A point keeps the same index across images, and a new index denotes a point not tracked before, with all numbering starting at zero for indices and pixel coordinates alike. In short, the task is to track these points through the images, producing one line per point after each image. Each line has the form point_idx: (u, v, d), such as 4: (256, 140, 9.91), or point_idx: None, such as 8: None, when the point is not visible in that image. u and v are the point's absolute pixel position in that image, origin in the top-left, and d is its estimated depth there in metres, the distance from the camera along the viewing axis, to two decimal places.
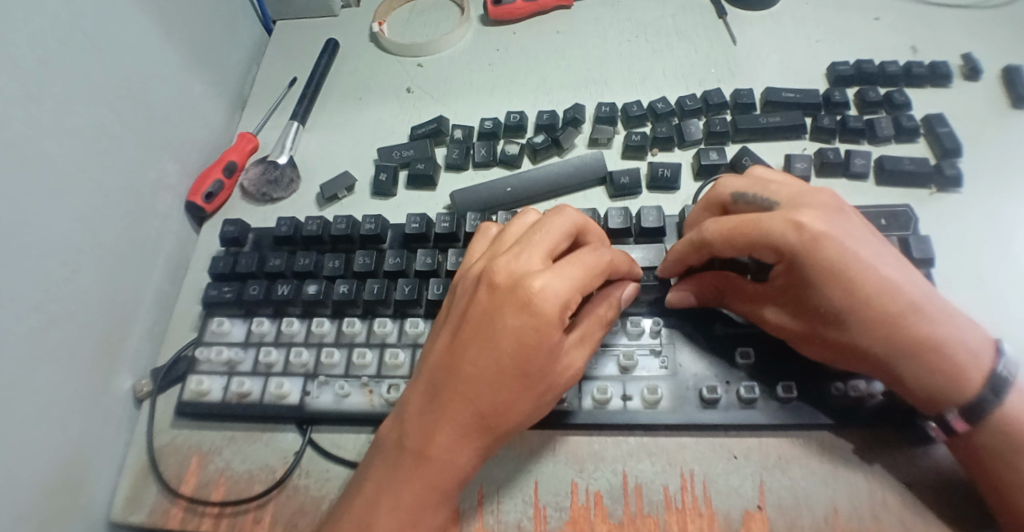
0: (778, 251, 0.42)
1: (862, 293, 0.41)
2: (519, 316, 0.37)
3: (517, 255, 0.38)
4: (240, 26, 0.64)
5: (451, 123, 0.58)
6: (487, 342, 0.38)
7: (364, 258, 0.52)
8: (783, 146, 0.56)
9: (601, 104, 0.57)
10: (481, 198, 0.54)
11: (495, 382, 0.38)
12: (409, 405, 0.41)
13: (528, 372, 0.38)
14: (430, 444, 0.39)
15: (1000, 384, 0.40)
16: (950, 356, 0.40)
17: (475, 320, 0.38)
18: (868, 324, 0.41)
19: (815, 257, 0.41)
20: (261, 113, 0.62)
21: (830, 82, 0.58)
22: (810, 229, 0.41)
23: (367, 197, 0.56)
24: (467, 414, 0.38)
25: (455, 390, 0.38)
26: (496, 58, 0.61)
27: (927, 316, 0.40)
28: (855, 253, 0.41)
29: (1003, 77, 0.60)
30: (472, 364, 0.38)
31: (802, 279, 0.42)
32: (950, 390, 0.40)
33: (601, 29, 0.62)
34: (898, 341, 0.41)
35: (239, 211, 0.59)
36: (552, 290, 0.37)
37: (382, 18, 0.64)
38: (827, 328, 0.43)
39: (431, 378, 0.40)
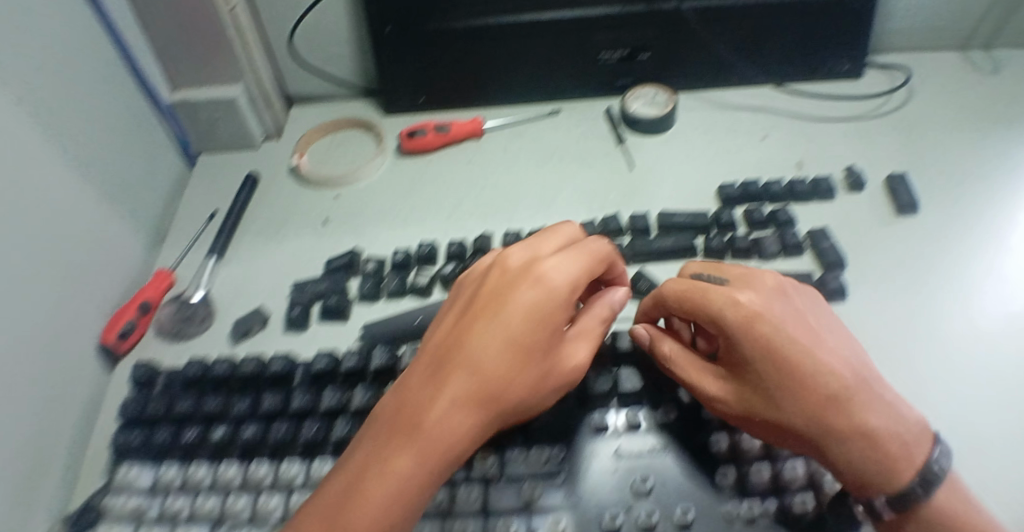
0: (718, 326, 0.47)
1: (792, 369, 0.45)
2: (476, 352, 0.42)
3: (525, 249, 0.47)
4: (160, 163, 0.67)
5: (365, 253, 0.61)
6: (454, 373, 0.42)
7: (272, 399, 0.53)
8: (678, 267, 0.59)
9: (508, 232, 0.60)
10: (389, 331, 0.56)
11: (462, 412, 0.41)
12: (363, 447, 0.41)
13: (489, 398, 0.42)
14: (383, 483, 0.39)
15: (930, 480, 0.44)
16: (886, 445, 0.44)
17: (445, 364, 0.43)
18: (800, 399, 0.45)
19: (752, 329, 0.46)
20: (181, 246, 0.64)
21: (720, 201, 0.62)
22: (745, 306, 0.47)
23: (280, 332, 0.58)
24: (426, 446, 0.40)
25: (423, 421, 0.41)
26: (409, 187, 0.64)
27: (859, 403, 0.45)
28: (787, 331, 0.46)
29: (887, 186, 0.65)
30: (440, 405, 0.41)
31: (741, 354, 0.47)
32: (884, 478, 0.44)
33: (509, 157, 0.65)
34: (833, 426, 0.44)
35: (154, 348, 0.59)
36: (560, 270, 0.44)
37: (302, 150, 0.67)
38: (767, 406, 0.46)
39: (391, 421, 0.42)
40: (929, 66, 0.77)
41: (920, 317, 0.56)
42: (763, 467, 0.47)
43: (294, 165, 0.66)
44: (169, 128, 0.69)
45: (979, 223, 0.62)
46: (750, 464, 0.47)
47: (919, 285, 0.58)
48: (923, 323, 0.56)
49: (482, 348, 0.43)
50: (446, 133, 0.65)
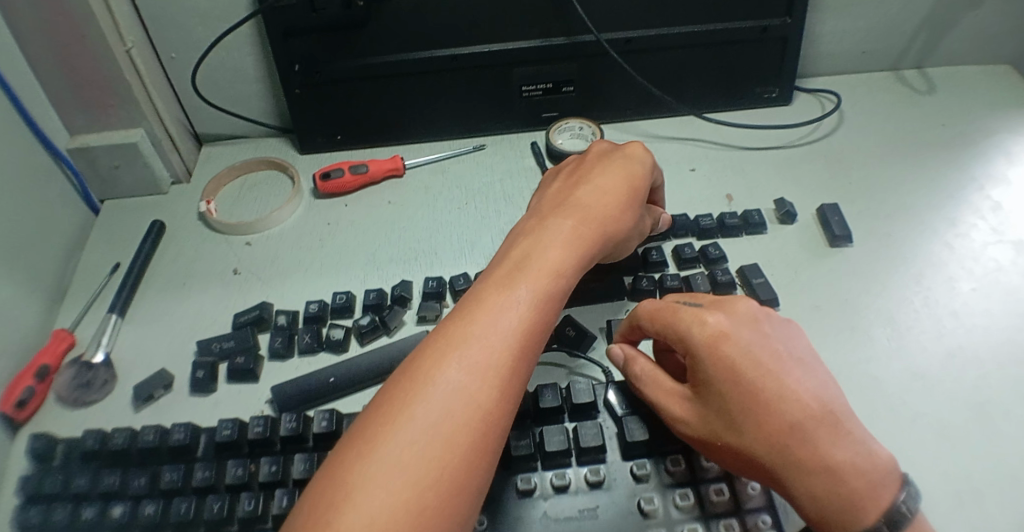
0: (684, 345, 0.46)
1: (756, 391, 0.44)
2: (583, 191, 0.50)
3: (595, 159, 0.54)
4: (61, 214, 0.62)
5: (276, 307, 0.57)
6: (516, 270, 0.43)
7: (171, 474, 0.49)
8: (605, 311, 0.58)
9: (427, 279, 0.57)
10: (303, 391, 0.52)
11: (523, 308, 0.41)
12: (423, 351, 0.39)
13: (546, 294, 0.42)
14: (450, 375, 0.37)
15: (895, 522, 0.41)
16: (848, 481, 0.42)
17: (507, 264, 0.44)
18: (762, 425, 0.43)
19: (717, 353, 0.45)
20: (80, 304, 0.59)
21: (664, 236, 0.60)
22: (713, 326, 0.46)
23: (186, 396, 0.54)
24: (488, 345, 0.38)
25: (481, 317, 0.40)
26: (326, 233, 0.61)
27: (817, 436, 0.43)
28: (755, 356, 0.45)
29: (818, 218, 0.64)
30: (508, 295, 0.41)
31: (703, 375, 0.45)
32: (843, 514, 0.41)
33: (430, 197, 0.62)
34: (790, 456, 0.43)
35: (52, 419, 0.55)
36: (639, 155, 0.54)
37: (211, 195, 0.63)
38: (729, 431, 0.44)
39: (452, 323, 0.40)
40: (862, 88, 0.77)
41: (856, 360, 0.54)
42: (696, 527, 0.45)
43: (201, 211, 0.62)
44: (68, 174, 0.63)
45: (911, 253, 0.61)
46: (682, 525, 0.45)
47: (856, 326, 0.57)
48: (861, 364, 0.54)
49: (593, 194, 0.50)
50: (364, 172, 0.62)
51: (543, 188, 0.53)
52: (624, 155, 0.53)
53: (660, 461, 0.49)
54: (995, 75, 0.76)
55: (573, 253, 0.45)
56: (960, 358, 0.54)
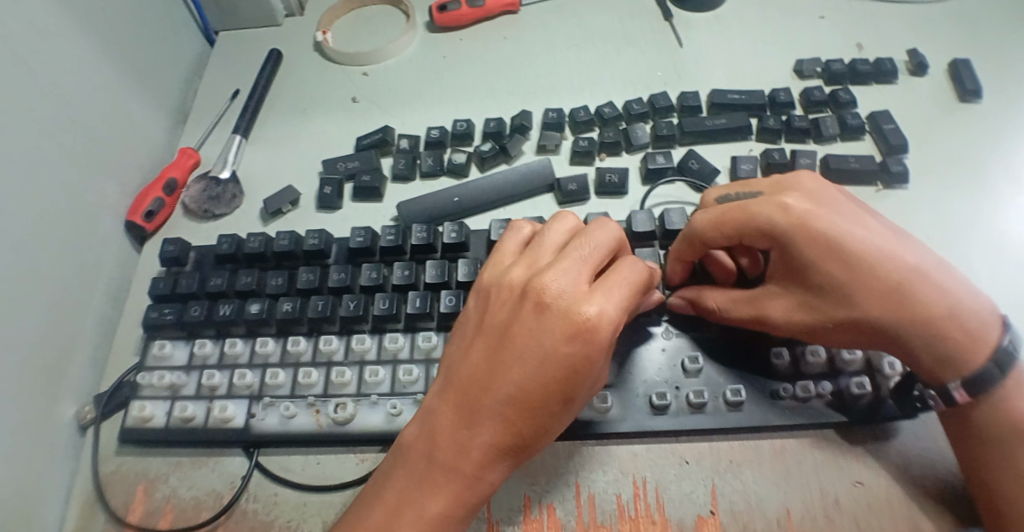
0: (768, 234, 0.42)
1: (860, 265, 0.40)
2: (580, 337, 0.36)
3: (564, 272, 0.37)
4: (178, 38, 0.62)
5: (397, 133, 0.57)
6: (530, 354, 0.36)
7: (308, 274, 0.51)
8: (729, 148, 0.55)
9: (548, 111, 0.56)
10: (428, 209, 0.53)
11: (534, 405, 0.37)
12: (439, 418, 0.38)
13: (567, 383, 0.36)
14: (462, 462, 0.37)
15: (1005, 358, 0.40)
16: (958, 325, 0.40)
17: (520, 331, 0.37)
18: (873, 292, 0.40)
19: (809, 235, 0.40)
20: (203, 127, 0.61)
21: (797, 79, 0.58)
22: (795, 209, 0.41)
23: (312, 211, 0.55)
24: (513, 430, 0.37)
25: (496, 392, 0.37)
26: (442, 65, 0.60)
27: (923, 293, 0.39)
28: (847, 228, 0.40)
29: (950, 72, 0.61)
30: (518, 379, 0.36)
31: (798, 262, 0.41)
32: (959, 360, 0.40)
33: (547, 34, 0.61)
34: (907, 316, 0.40)
35: (181, 229, 0.57)
36: (609, 313, 0.36)
37: (326, 27, 0.62)
38: (837, 307, 0.41)
39: (465, 387, 0.38)
40: None
41: (981, 209, 0.53)
42: (818, 349, 0.45)
43: (318, 42, 0.62)
44: (191, 9, 0.64)
45: None
46: (804, 346, 0.45)
47: (982, 179, 0.55)
48: (986, 213, 0.53)
49: (569, 345, 0.36)
50: (481, 6, 0.61)
51: (516, 307, 0.38)
52: (609, 240, 0.39)
53: None
54: None
55: (620, 319, 0.37)
56: None
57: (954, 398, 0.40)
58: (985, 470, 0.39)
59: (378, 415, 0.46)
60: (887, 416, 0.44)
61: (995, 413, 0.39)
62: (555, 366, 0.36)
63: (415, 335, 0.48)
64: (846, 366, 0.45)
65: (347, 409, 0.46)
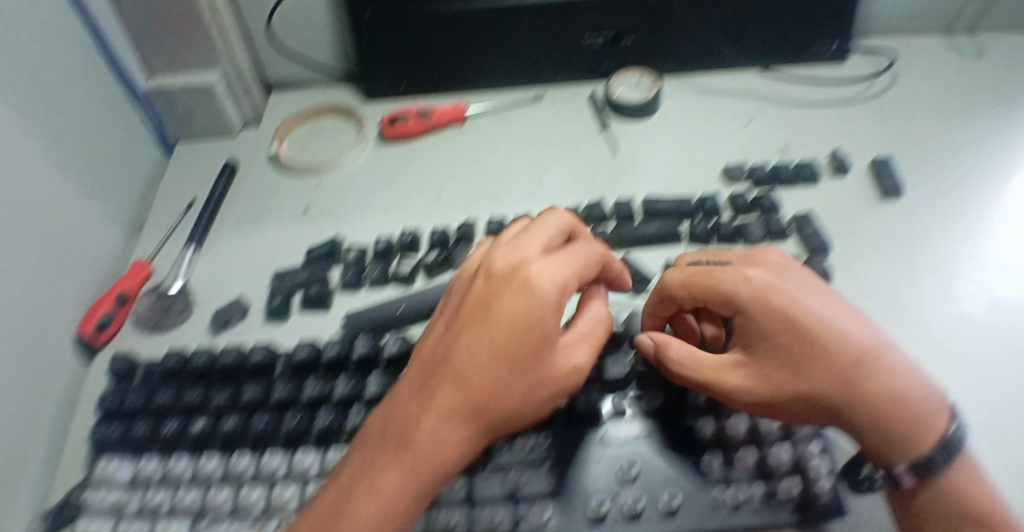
0: (732, 303, 0.46)
1: (818, 341, 0.43)
2: (507, 301, 0.39)
3: (512, 249, 0.42)
4: (136, 151, 0.65)
5: (347, 242, 0.60)
6: (479, 322, 0.39)
7: (253, 390, 0.53)
8: (663, 252, 0.58)
9: (490, 219, 0.59)
10: (373, 317, 0.56)
11: (498, 345, 0.38)
12: (400, 392, 0.40)
13: (484, 408, 0.38)
14: (419, 440, 0.37)
15: (952, 445, 0.43)
16: (905, 408, 0.43)
17: (469, 309, 0.41)
18: (824, 368, 0.43)
19: (768, 307, 0.44)
20: (157, 237, 0.63)
21: (725, 183, 0.62)
22: (759, 282, 0.45)
23: (260, 323, 0.57)
24: (474, 391, 0.38)
25: (419, 413, 0.38)
26: (390, 175, 0.63)
27: (875, 372, 0.43)
28: (793, 298, 0.44)
29: (872, 169, 0.64)
30: (445, 401, 0.38)
31: (757, 333, 0.45)
32: (907, 444, 0.43)
33: (492, 145, 0.65)
34: (857, 395, 0.43)
35: (132, 341, 0.58)
36: (549, 274, 0.40)
37: (282, 136, 0.66)
38: (795, 382, 0.43)
39: (425, 363, 0.40)
40: (914, 51, 0.77)
41: (907, 307, 0.55)
42: (748, 452, 0.46)
43: (272, 153, 0.65)
44: (148, 120, 0.67)
45: (964, 209, 0.62)
46: (735, 450, 0.47)
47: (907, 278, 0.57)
48: (908, 310, 0.55)
49: (517, 299, 0.39)
50: (428, 119, 0.65)
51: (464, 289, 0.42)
52: (560, 217, 0.45)
53: None
54: None
55: (566, 281, 0.40)
56: (1008, 308, 0.54)
57: (901, 479, 0.43)
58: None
59: None
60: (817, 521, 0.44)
61: (948, 496, 0.42)
62: (500, 320, 0.39)
63: None
64: (776, 468, 0.45)
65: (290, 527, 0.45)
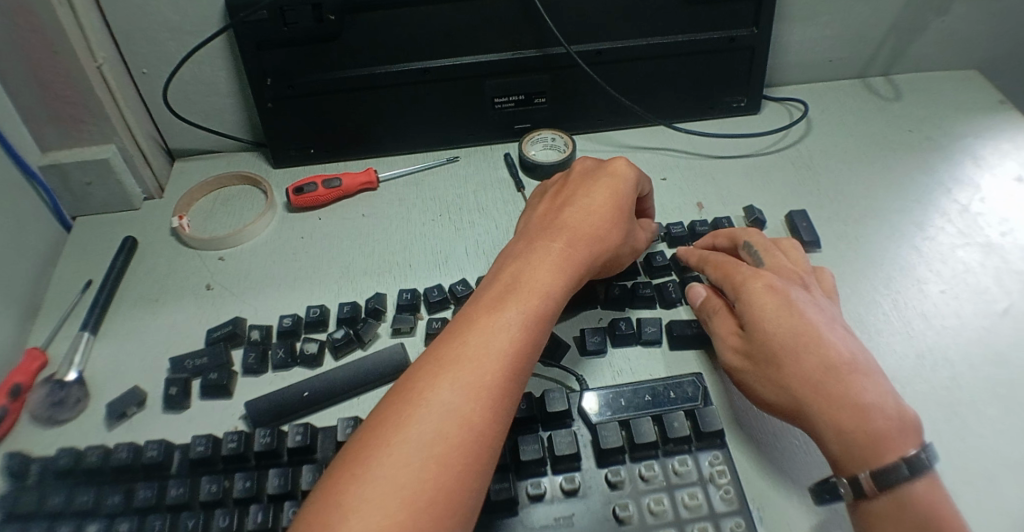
0: (738, 290, 0.50)
1: (804, 336, 0.45)
2: (575, 206, 0.51)
3: (576, 173, 0.55)
4: (32, 230, 0.61)
5: (249, 322, 0.57)
6: (559, 223, 0.50)
7: (146, 491, 0.48)
8: (580, 317, 0.58)
9: (402, 291, 0.58)
10: (276, 406, 0.52)
11: (566, 241, 0.48)
12: (481, 294, 0.46)
13: (538, 322, 0.43)
14: (496, 320, 0.42)
15: (920, 466, 0.40)
16: (870, 420, 0.41)
17: (545, 217, 0.52)
18: (800, 363, 0.44)
19: (759, 300, 0.48)
20: (52, 323, 0.59)
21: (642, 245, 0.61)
22: (767, 278, 0.49)
23: (159, 412, 0.54)
24: (544, 284, 0.45)
25: (487, 325, 0.42)
26: (300, 246, 0.61)
27: (851, 379, 0.43)
28: (794, 300, 0.47)
29: (788, 224, 0.63)
30: (512, 311, 0.43)
31: (748, 315, 0.48)
32: (867, 453, 0.41)
33: (405, 209, 0.63)
34: (825, 391, 0.43)
35: (22, 439, 0.53)
36: (599, 184, 0.53)
37: (183, 211, 0.63)
38: (769, 367, 0.46)
39: (506, 260, 0.49)
40: (828, 97, 0.79)
41: None
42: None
43: (174, 227, 0.62)
44: (43, 196, 0.63)
45: (881, 259, 0.62)
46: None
47: None
48: None
49: (580, 212, 0.51)
50: (338, 186, 0.63)
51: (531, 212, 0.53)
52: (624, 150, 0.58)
53: (665, 462, 0.48)
54: (962, 83, 0.79)
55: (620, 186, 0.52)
56: (930, 360, 0.54)
57: (864, 490, 0.40)
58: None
59: None
60: None
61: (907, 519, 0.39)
62: (569, 221, 0.50)
63: None
64: None
65: None
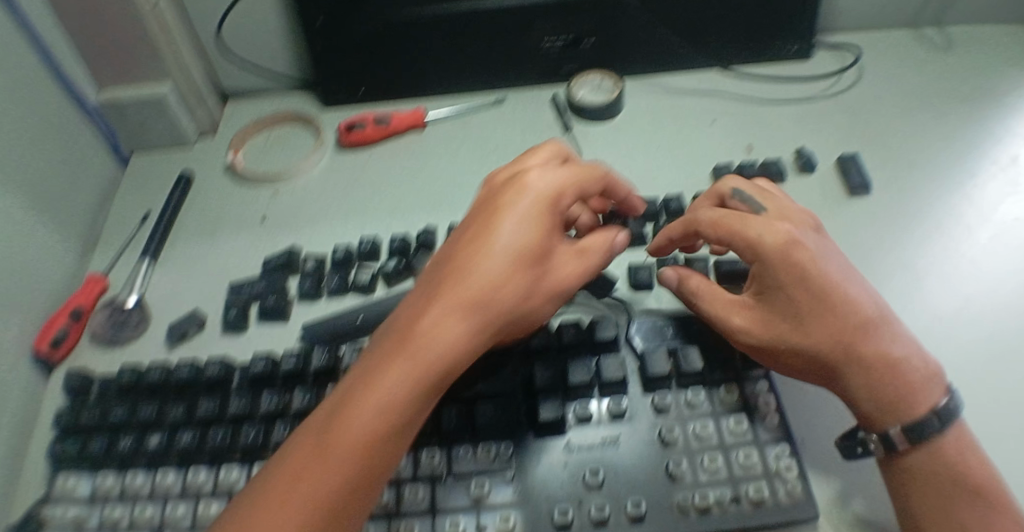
0: (754, 250, 0.47)
1: (831, 300, 0.45)
2: (513, 213, 0.43)
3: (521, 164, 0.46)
4: (90, 165, 0.64)
5: (304, 251, 0.59)
6: (485, 236, 0.42)
7: (208, 404, 0.51)
8: (627, 255, 0.59)
9: (452, 225, 0.58)
10: (331, 329, 0.54)
11: (499, 264, 0.41)
12: (397, 322, 0.41)
13: (510, 277, 0.41)
14: (400, 366, 0.38)
15: (947, 414, 0.42)
16: (902, 374, 0.43)
17: (482, 220, 0.44)
18: (826, 326, 0.44)
19: (784, 261, 0.45)
20: (112, 252, 0.62)
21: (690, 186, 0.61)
22: (788, 234, 0.46)
23: (217, 335, 0.56)
24: (470, 311, 0.40)
25: (389, 371, 0.38)
26: (350, 182, 0.63)
27: (879, 336, 0.44)
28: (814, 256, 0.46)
29: (838, 166, 0.64)
30: (480, 269, 0.41)
31: (772, 280, 0.46)
32: (902, 406, 0.43)
33: (453, 148, 0.64)
34: (856, 353, 0.44)
35: (86, 357, 0.56)
36: (548, 181, 0.44)
37: (238, 147, 0.65)
38: (795, 333, 0.45)
39: (433, 279, 0.43)
40: (878, 48, 0.77)
41: None
42: (718, 455, 0.45)
43: (228, 162, 0.64)
44: (100, 130, 0.65)
45: (930, 206, 0.62)
46: (703, 452, 0.46)
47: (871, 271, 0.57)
48: None
49: (507, 228, 0.43)
50: (387, 125, 0.64)
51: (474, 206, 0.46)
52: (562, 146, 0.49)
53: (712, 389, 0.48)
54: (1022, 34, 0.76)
55: (561, 186, 0.44)
56: (978, 306, 0.54)
57: (896, 443, 0.42)
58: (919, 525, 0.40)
59: None
60: (794, 518, 0.43)
61: (939, 464, 0.41)
62: (500, 235, 0.42)
63: None
64: (745, 472, 0.45)
65: None
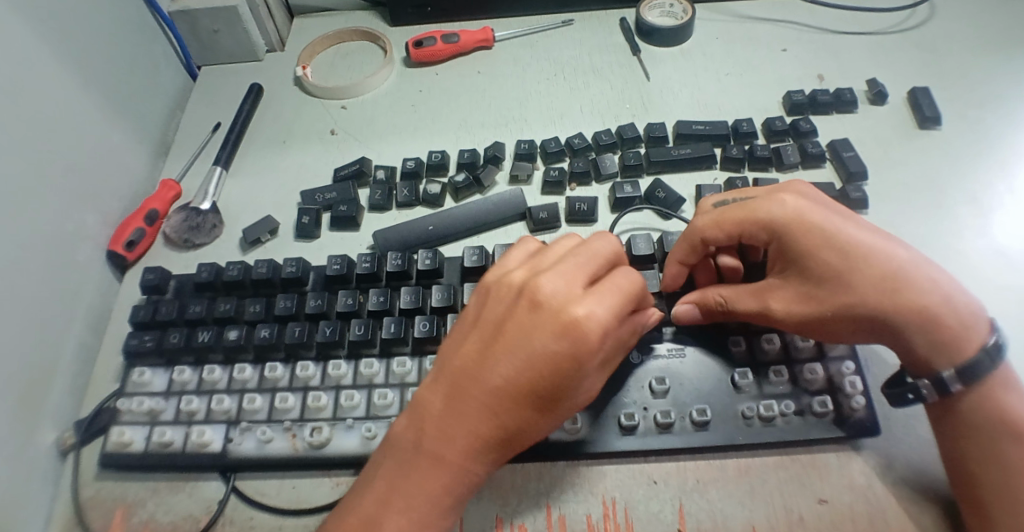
0: (768, 229, 0.44)
1: (857, 254, 0.41)
2: (548, 339, 0.37)
3: (557, 277, 0.39)
4: (161, 74, 0.65)
5: (374, 164, 0.60)
6: (521, 368, 0.38)
7: (285, 301, 0.52)
8: (695, 178, 0.57)
9: (520, 142, 0.59)
10: (402, 237, 0.55)
11: (525, 399, 0.38)
12: (454, 373, 0.40)
13: (582, 359, 0.37)
14: (461, 439, 0.39)
15: (996, 350, 0.40)
16: (950, 313, 0.41)
17: (512, 330, 0.38)
18: (868, 278, 0.41)
19: (802, 232, 0.42)
20: (183, 160, 0.64)
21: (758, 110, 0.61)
22: (794, 203, 0.43)
23: (290, 241, 0.57)
24: (508, 424, 0.39)
25: (455, 439, 0.39)
26: (418, 98, 0.64)
27: (918, 280, 0.41)
28: (832, 223, 0.42)
29: (909, 101, 0.62)
30: (551, 344, 0.37)
31: (796, 252, 0.42)
32: (953, 346, 0.40)
33: (520, 68, 0.65)
34: (901, 301, 0.41)
35: (161, 258, 0.58)
36: (596, 315, 0.37)
37: (306, 62, 0.67)
38: (837, 293, 0.42)
39: (477, 352, 0.39)
40: None
41: (944, 231, 0.54)
42: (782, 370, 0.46)
43: (298, 76, 0.66)
44: (173, 43, 0.67)
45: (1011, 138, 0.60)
46: (768, 367, 0.46)
47: (944, 199, 0.56)
48: (947, 239, 0.53)
49: (541, 360, 0.37)
50: (456, 42, 0.65)
51: (502, 305, 0.40)
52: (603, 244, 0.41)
53: None
54: None
55: (610, 322, 0.38)
56: None
57: (948, 385, 0.40)
58: (973, 467, 0.40)
59: (354, 439, 0.47)
60: (850, 427, 0.45)
61: (987, 406, 0.40)
62: (537, 360, 0.37)
63: (390, 360, 0.49)
64: (807, 385, 0.46)
65: (322, 433, 0.47)
